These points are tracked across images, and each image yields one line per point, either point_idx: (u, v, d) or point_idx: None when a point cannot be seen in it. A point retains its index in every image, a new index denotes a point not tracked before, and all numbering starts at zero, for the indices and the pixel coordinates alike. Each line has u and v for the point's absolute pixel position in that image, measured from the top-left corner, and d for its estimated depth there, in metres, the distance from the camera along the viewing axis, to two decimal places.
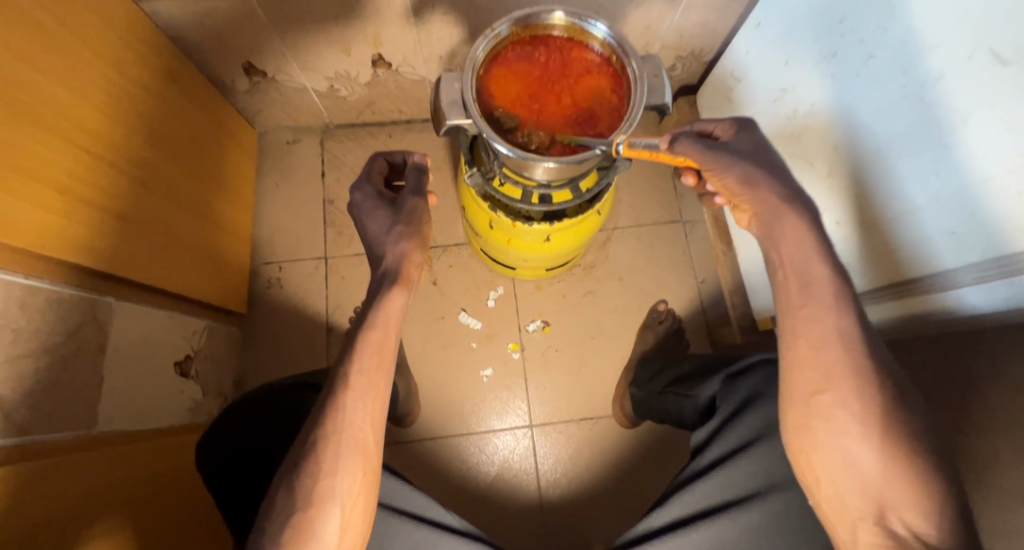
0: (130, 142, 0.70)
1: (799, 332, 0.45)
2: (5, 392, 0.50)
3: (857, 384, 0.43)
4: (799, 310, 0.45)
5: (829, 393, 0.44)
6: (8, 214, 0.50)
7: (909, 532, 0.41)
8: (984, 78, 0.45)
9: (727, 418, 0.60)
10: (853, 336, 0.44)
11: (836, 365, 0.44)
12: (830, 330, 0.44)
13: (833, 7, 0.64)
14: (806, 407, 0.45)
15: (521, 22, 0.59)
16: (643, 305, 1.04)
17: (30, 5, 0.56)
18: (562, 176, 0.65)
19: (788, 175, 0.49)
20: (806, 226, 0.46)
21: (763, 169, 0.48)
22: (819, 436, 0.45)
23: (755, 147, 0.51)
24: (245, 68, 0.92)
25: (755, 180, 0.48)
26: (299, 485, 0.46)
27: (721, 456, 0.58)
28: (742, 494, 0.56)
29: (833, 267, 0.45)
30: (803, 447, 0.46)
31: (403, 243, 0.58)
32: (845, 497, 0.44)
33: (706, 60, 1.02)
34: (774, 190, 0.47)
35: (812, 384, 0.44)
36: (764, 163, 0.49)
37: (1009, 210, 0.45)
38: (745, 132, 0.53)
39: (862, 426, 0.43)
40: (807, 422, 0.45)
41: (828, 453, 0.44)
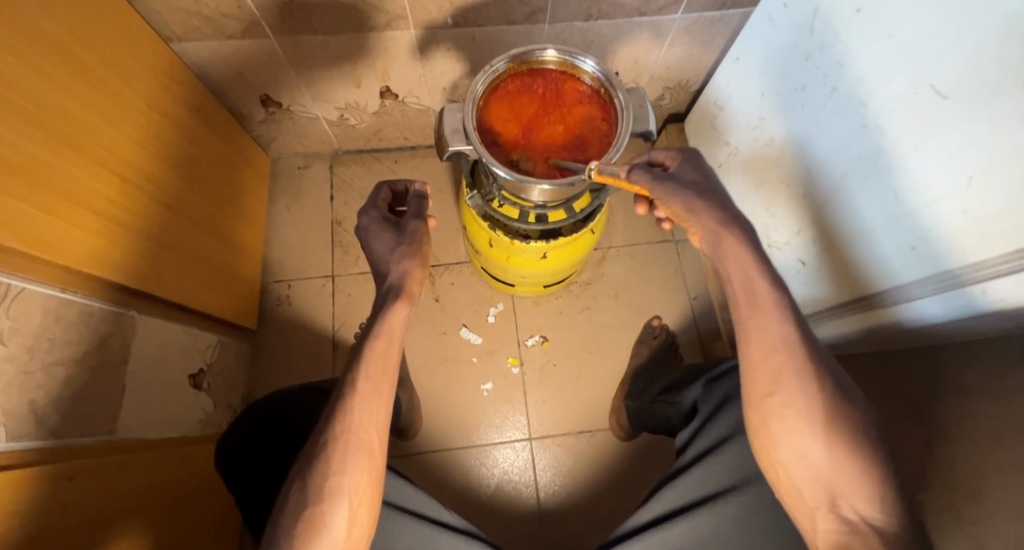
0: (160, 169, 0.77)
1: (751, 340, 0.50)
2: (41, 396, 0.54)
3: (803, 384, 0.48)
4: (745, 320, 0.51)
5: (778, 395, 0.49)
6: (52, 235, 0.56)
7: (859, 518, 0.46)
8: (932, 110, 0.51)
9: (706, 418, 0.65)
10: (795, 342, 0.49)
11: (782, 369, 0.49)
12: (779, 336, 0.49)
13: (800, 45, 0.71)
14: (762, 408, 0.50)
15: (517, 59, 0.65)
16: (638, 321, 1.08)
17: (77, 49, 0.62)
18: (556, 197, 0.70)
19: (730, 201, 0.54)
20: (744, 245, 0.51)
21: (703, 197, 0.53)
22: (776, 435, 0.49)
23: (699, 175, 0.56)
24: (262, 101, 0.98)
25: (695, 206, 0.53)
26: (310, 482, 0.49)
27: (701, 453, 0.63)
28: (720, 488, 0.60)
29: (772, 281, 0.50)
30: (766, 445, 0.50)
31: (406, 261, 0.63)
32: (804, 489, 0.48)
33: (693, 91, 1.09)
34: (713, 215, 0.52)
35: (764, 387, 0.50)
36: (706, 189, 0.54)
37: (961, 225, 0.50)
38: (690, 160, 0.58)
39: (810, 424, 0.48)
40: (764, 423, 0.50)
41: (785, 450, 0.49)
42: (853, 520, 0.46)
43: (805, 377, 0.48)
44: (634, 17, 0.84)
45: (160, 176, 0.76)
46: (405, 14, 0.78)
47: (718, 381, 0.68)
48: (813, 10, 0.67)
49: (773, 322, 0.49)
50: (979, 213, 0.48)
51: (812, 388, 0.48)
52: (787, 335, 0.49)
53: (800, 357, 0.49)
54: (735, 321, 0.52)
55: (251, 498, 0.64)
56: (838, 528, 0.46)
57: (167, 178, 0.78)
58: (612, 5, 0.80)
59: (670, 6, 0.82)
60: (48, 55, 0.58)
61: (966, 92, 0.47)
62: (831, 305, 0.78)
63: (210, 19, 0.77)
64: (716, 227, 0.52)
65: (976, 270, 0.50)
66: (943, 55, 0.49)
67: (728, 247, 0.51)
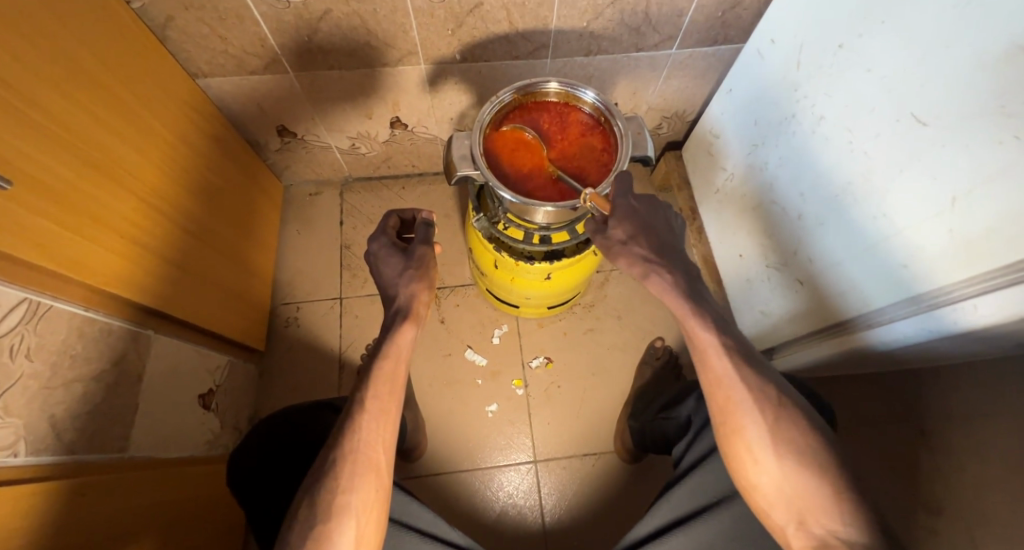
0: (181, 196, 0.80)
1: (702, 374, 0.55)
2: (59, 411, 0.56)
3: (750, 412, 0.52)
4: (693, 357, 0.56)
5: (729, 425, 0.53)
6: (83, 256, 0.59)
7: (828, 532, 0.48)
8: (915, 137, 0.54)
9: (701, 428, 0.68)
10: (736, 374, 0.53)
11: (731, 400, 0.53)
12: (721, 371, 0.53)
13: (790, 77, 0.75)
14: (725, 440, 0.54)
15: (522, 91, 0.69)
16: (641, 342, 1.10)
17: (112, 84, 0.67)
18: (559, 219, 0.73)
19: (663, 252, 0.58)
20: (670, 286, 0.56)
21: (630, 248, 0.58)
22: (741, 461, 0.53)
23: (635, 227, 0.59)
24: (279, 130, 1.03)
25: (617, 254, 0.60)
26: (320, 499, 0.50)
27: (697, 460, 0.65)
28: (717, 497, 0.61)
29: (702, 313, 0.54)
30: (743, 473, 0.53)
31: (414, 283, 0.65)
32: (782, 503, 0.51)
33: (689, 120, 1.13)
34: (633, 261, 0.58)
35: (717, 416, 0.54)
36: (639, 242, 0.58)
37: (947, 243, 0.52)
38: (630, 212, 0.60)
39: (762, 448, 0.51)
40: (729, 451, 0.54)
41: (753, 473, 0.52)
42: (821, 535, 0.49)
43: (750, 405, 0.52)
44: (631, 52, 0.89)
45: (182, 201, 0.80)
46: (416, 50, 0.83)
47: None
48: (800, 45, 0.72)
49: (715, 356, 0.54)
50: (963, 231, 0.50)
51: (756, 414, 0.52)
52: (730, 368, 0.53)
53: (744, 388, 0.53)
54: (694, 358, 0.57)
55: (264, 513, 0.65)
56: (809, 544, 0.50)
57: (189, 203, 0.82)
58: (610, 41, 0.85)
59: (665, 43, 0.87)
60: (87, 91, 0.62)
61: (945, 118, 0.50)
62: (822, 326, 0.79)
63: (235, 56, 0.82)
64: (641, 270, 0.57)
65: (964, 287, 0.52)
66: (920, 85, 0.52)
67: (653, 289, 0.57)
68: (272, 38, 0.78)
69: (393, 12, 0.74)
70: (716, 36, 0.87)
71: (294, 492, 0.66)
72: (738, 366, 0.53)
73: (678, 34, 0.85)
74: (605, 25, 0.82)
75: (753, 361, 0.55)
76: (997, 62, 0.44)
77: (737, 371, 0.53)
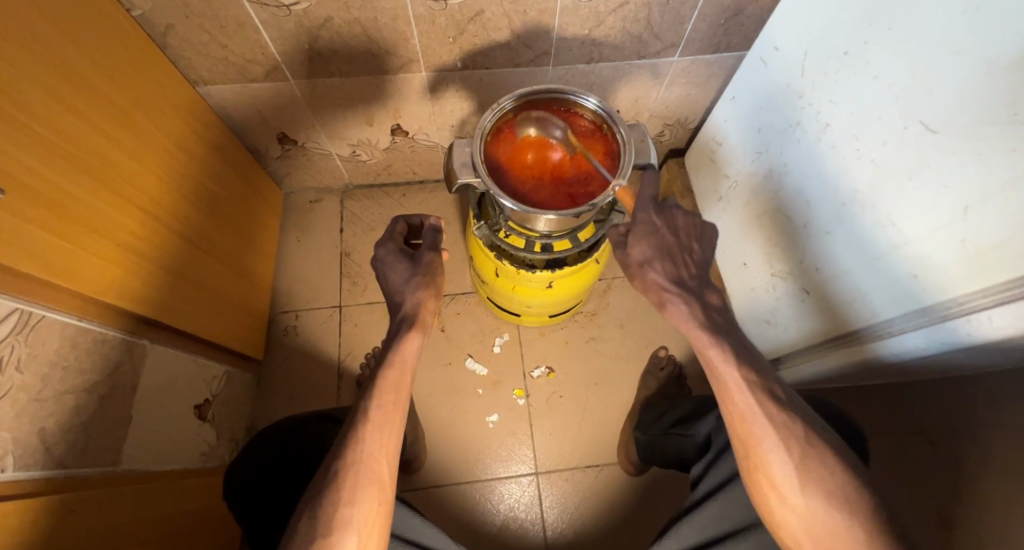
0: (181, 205, 0.79)
1: (727, 412, 0.55)
2: (50, 425, 0.55)
3: (775, 450, 0.51)
4: (714, 391, 0.57)
5: (751, 458, 0.53)
6: (79, 267, 0.58)
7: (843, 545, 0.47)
8: (924, 144, 0.53)
9: (720, 450, 0.68)
10: (757, 410, 0.53)
11: (751, 434, 0.53)
12: (743, 406, 0.54)
13: (795, 84, 0.74)
14: (749, 476, 0.54)
15: (523, 99, 0.69)
16: (644, 351, 1.08)
17: (111, 92, 0.66)
18: (561, 228, 0.72)
19: (679, 272, 0.65)
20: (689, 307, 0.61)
21: (650, 273, 0.65)
22: (765, 494, 0.52)
23: (657, 251, 0.65)
24: (279, 138, 1.02)
25: (639, 273, 0.66)
26: (320, 512, 0.47)
27: (716, 486, 0.65)
28: (738, 526, 0.61)
29: (717, 338, 0.58)
30: (768, 505, 0.53)
31: (421, 291, 0.66)
32: (799, 514, 0.50)
33: (692, 127, 1.13)
34: (653, 279, 0.64)
35: (740, 449, 0.54)
36: (656, 266, 0.65)
37: (959, 255, 0.51)
38: (652, 232, 0.66)
39: (788, 485, 0.50)
40: (754, 484, 0.54)
41: (779, 509, 0.52)
42: None
43: (776, 442, 0.51)
44: (632, 60, 0.88)
45: (182, 210, 0.79)
46: (417, 58, 0.82)
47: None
48: (804, 52, 0.71)
49: (737, 392, 0.54)
50: (975, 242, 0.49)
51: (782, 452, 0.51)
52: (753, 405, 0.53)
53: (769, 425, 0.52)
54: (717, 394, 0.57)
55: (264, 525, 0.63)
56: None
57: (189, 212, 0.81)
58: (612, 49, 0.85)
59: (667, 50, 0.87)
60: (85, 98, 0.62)
61: (954, 125, 0.49)
62: (830, 336, 0.78)
63: (235, 63, 0.82)
64: (656, 298, 0.64)
65: (977, 297, 0.50)
66: (929, 93, 0.51)
67: (671, 313, 0.62)
68: (273, 46, 0.78)
69: (394, 20, 0.74)
70: (718, 44, 0.86)
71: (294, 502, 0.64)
72: (761, 400, 0.53)
73: (680, 42, 0.85)
74: (607, 33, 0.81)
75: (781, 397, 0.54)
76: (1007, 68, 0.43)
77: (759, 406, 0.53)
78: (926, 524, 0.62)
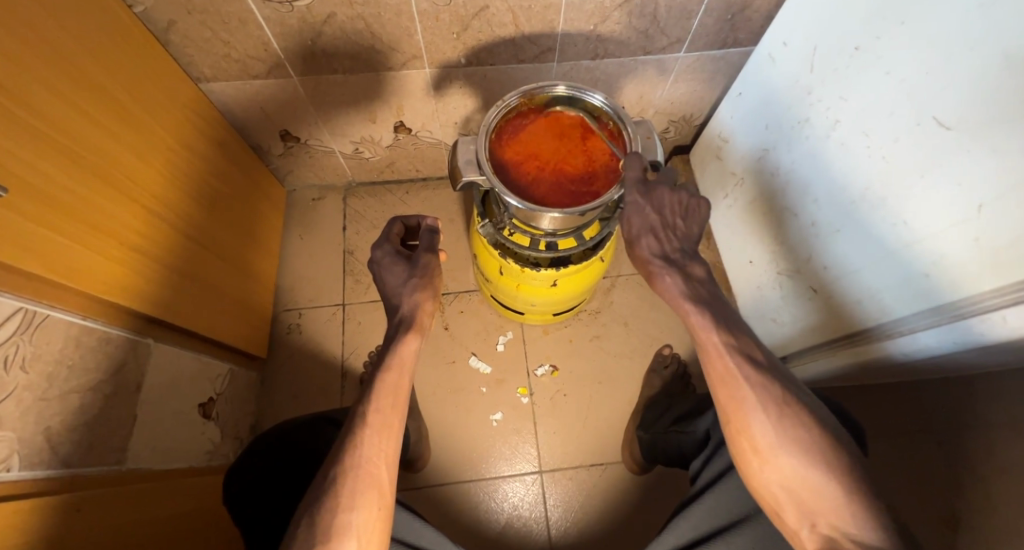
0: (184, 203, 0.79)
1: (711, 379, 0.54)
2: (56, 423, 0.54)
3: (756, 412, 0.51)
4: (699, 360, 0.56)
5: (734, 423, 0.52)
6: (84, 266, 0.58)
7: (841, 532, 0.46)
8: (935, 142, 0.52)
9: (717, 445, 0.68)
10: (737, 372, 0.52)
11: (738, 400, 0.52)
12: (724, 369, 0.53)
13: (802, 81, 0.73)
14: (736, 446, 0.52)
15: (529, 95, 0.68)
16: (649, 349, 1.08)
17: (113, 88, 0.66)
18: (565, 226, 0.72)
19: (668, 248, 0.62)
20: (676, 280, 0.59)
21: (638, 248, 0.63)
22: (751, 464, 0.51)
23: (644, 227, 0.63)
24: (282, 135, 1.02)
25: (630, 246, 0.64)
26: (318, 519, 0.46)
27: (714, 478, 0.65)
28: (733, 518, 0.61)
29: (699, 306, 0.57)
30: (762, 486, 0.51)
31: (417, 293, 0.65)
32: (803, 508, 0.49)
33: (697, 124, 1.11)
34: (643, 256, 0.63)
35: (724, 417, 0.53)
36: (643, 243, 0.62)
37: (974, 255, 0.50)
38: (637, 212, 0.62)
39: (772, 449, 0.49)
40: (737, 453, 0.53)
41: (766, 478, 0.50)
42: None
43: (756, 403, 0.51)
44: (638, 56, 0.87)
45: (185, 207, 0.79)
46: (420, 54, 0.81)
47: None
48: (813, 48, 0.70)
49: (718, 356, 0.54)
50: (989, 240, 0.48)
51: (763, 414, 0.50)
52: (733, 367, 0.53)
53: (748, 386, 0.52)
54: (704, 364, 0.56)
55: (270, 517, 0.63)
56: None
57: (192, 209, 0.81)
58: (617, 44, 0.84)
59: (673, 46, 0.86)
60: (88, 96, 0.61)
61: (968, 122, 0.48)
62: (838, 335, 0.77)
63: (238, 60, 0.81)
64: (643, 270, 0.63)
65: (992, 296, 0.49)
66: (942, 89, 0.51)
67: (661, 285, 0.61)
68: (276, 42, 0.77)
69: (398, 15, 0.73)
70: (725, 39, 0.85)
71: (301, 495, 0.65)
72: (740, 363, 0.53)
73: (686, 38, 0.84)
74: (613, 28, 0.80)
75: (761, 361, 0.54)
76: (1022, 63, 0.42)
77: (738, 368, 0.52)
78: (935, 524, 0.62)
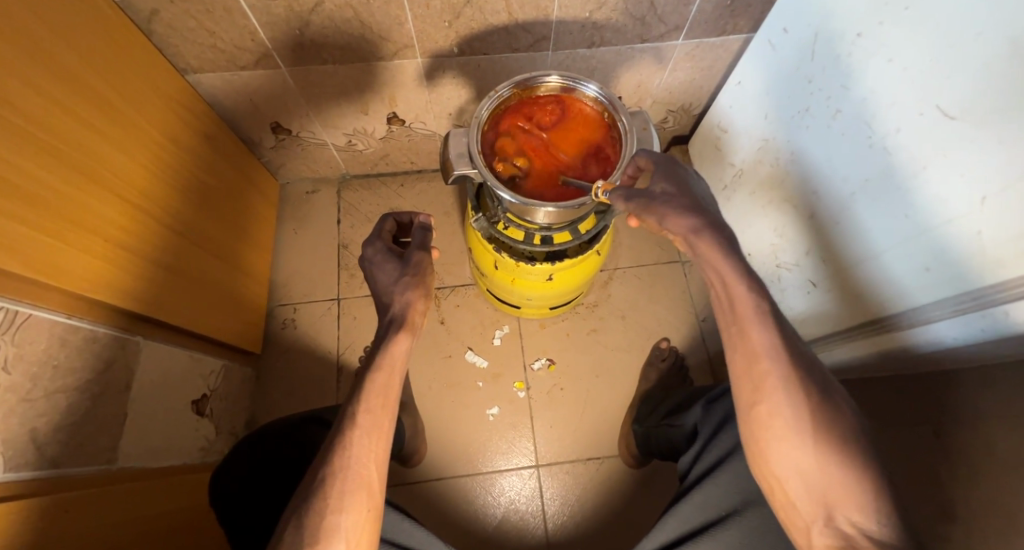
0: (172, 200, 0.78)
1: (736, 350, 0.49)
2: (41, 425, 0.53)
3: (790, 395, 0.46)
4: (726, 333, 0.50)
5: (764, 404, 0.47)
6: (66, 262, 0.56)
7: (857, 531, 0.43)
8: (937, 132, 0.51)
9: (706, 439, 0.67)
10: (780, 348, 0.47)
11: (768, 376, 0.47)
12: (760, 344, 0.47)
13: (802, 69, 0.72)
14: (752, 421, 0.48)
15: (521, 85, 0.66)
16: (646, 343, 1.07)
17: (95, 81, 0.64)
18: (561, 219, 0.70)
19: (706, 208, 0.52)
20: (720, 248, 0.48)
21: (667, 213, 0.50)
22: (769, 449, 0.47)
23: (675, 183, 0.54)
24: (272, 128, 1.00)
25: (658, 208, 0.51)
26: (308, 520, 0.46)
27: (703, 475, 0.64)
28: (721, 513, 0.60)
29: (749, 283, 0.48)
30: (766, 474, 0.48)
31: (410, 291, 0.63)
32: (797, 506, 0.47)
33: (695, 114, 1.09)
34: (684, 219, 0.50)
35: (748, 397, 0.48)
36: (677, 206, 0.51)
37: (977, 248, 0.49)
38: (665, 172, 0.55)
39: (798, 432, 0.46)
40: (751, 434, 0.48)
41: (778, 464, 0.47)
42: None
43: (788, 386, 0.46)
44: (635, 44, 0.85)
45: (172, 202, 0.77)
46: (412, 43, 0.79)
47: (719, 400, 0.70)
48: (813, 34, 0.68)
49: (753, 329, 0.48)
50: (993, 235, 0.47)
51: (798, 397, 0.46)
52: (769, 344, 0.47)
53: (785, 362, 0.47)
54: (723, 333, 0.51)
55: (261, 517, 0.63)
56: None
57: (180, 204, 0.80)
58: (614, 32, 0.82)
59: (671, 33, 0.84)
60: (70, 91, 0.60)
61: (973, 112, 0.47)
62: (855, 324, 0.73)
63: (224, 51, 0.79)
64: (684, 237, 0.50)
65: (996, 290, 0.48)
66: (947, 76, 0.49)
67: (704, 248, 0.49)
68: (262, 32, 0.75)
69: (387, 4, 0.71)
70: (725, 26, 0.83)
71: (293, 492, 0.65)
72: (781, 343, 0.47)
73: (685, 25, 0.82)
74: (609, 15, 0.78)
75: (791, 337, 0.49)
76: None
77: (776, 347, 0.47)
78: None
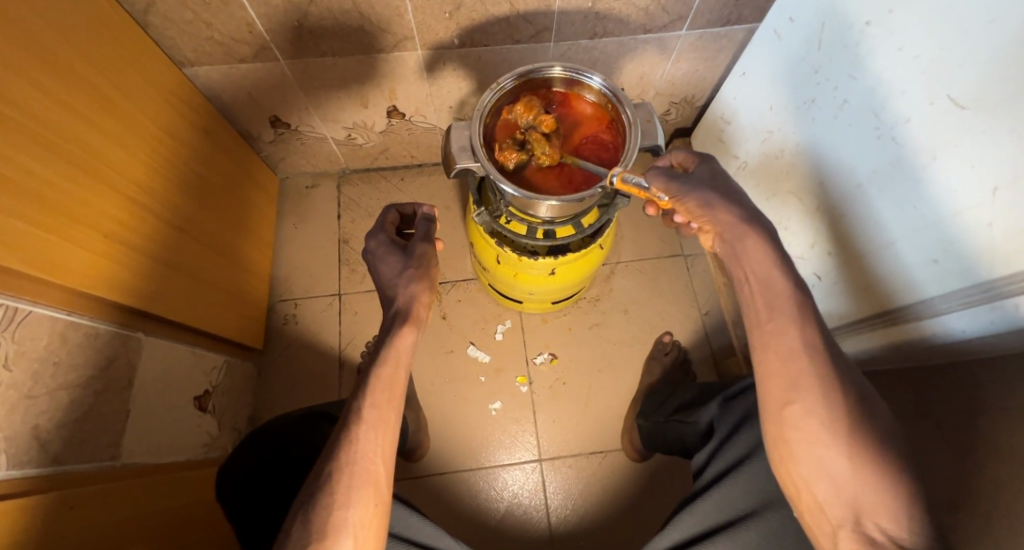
0: (172, 196, 0.77)
1: (768, 347, 0.48)
2: (43, 423, 0.53)
3: (822, 397, 0.45)
4: (756, 328, 0.49)
5: (798, 403, 0.46)
6: (65, 258, 0.56)
7: (886, 537, 0.42)
8: (947, 122, 0.50)
9: (723, 438, 0.67)
10: (819, 347, 0.46)
11: (804, 374, 0.46)
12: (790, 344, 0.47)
13: (808, 59, 0.71)
14: (780, 418, 0.47)
15: (523, 78, 0.65)
16: (649, 337, 1.07)
17: (93, 75, 0.64)
18: (564, 213, 0.69)
19: (743, 197, 0.54)
20: (765, 242, 0.50)
21: (719, 208, 0.52)
22: (796, 449, 0.46)
23: (711, 172, 0.57)
24: (272, 121, 0.99)
25: (711, 202, 0.53)
26: (313, 517, 0.45)
27: (719, 474, 0.64)
28: (740, 513, 0.60)
29: (795, 282, 0.49)
30: (789, 470, 0.47)
31: (413, 285, 0.62)
32: (817, 512, 0.46)
33: (699, 105, 1.08)
34: (731, 211, 0.52)
35: (782, 394, 0.46)
36: (718, 204, 0.53)
37: (986, 241, 0.49)
38: (704, 162, 0.58)
39: (832, 431, 0.44)
40: (774, 430, 0.47)
41: (805, 465, 0.46)
42: None
43: (819, 386, 0.45)
44: (638, 35, 0.84)
45: (172, 197, 0.77)
46: (412, 35, 0.78)
47: (735, 399, 0.70)
48: (820, 23, 0.67)
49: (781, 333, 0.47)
50: (1003, 226, 0.46)
51: (834, 398, 0.45)
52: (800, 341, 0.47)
53: (820, 360, 0.46)
54: (751, 327, 0.50)
55: (262, 512, 0.63)
56: None
57: (179, 200, 0.79)
58: (617, 22, 0.81)
59: (675, 24, 0.82)
60: (67, 87, 0.59)
61: (984, 101, 0.46)
62: (864, 316, 0.72)
63: (221, 43, 0.78)
64: (736, 232, 0.51)
65: (1006, 283, 0.48)
66: (958, 65, 0.48)
67: (751, 244, 0.50)
68: (261, 24, 0.74)
69: None
70: (729, 16, 0.82)
71: (297, 488, 0.65)
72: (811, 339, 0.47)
73: (689, 15, 0.81)
74: (611, 5, 0.77)
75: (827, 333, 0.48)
76: None
77: (807, 344, 0.46)
78: None
